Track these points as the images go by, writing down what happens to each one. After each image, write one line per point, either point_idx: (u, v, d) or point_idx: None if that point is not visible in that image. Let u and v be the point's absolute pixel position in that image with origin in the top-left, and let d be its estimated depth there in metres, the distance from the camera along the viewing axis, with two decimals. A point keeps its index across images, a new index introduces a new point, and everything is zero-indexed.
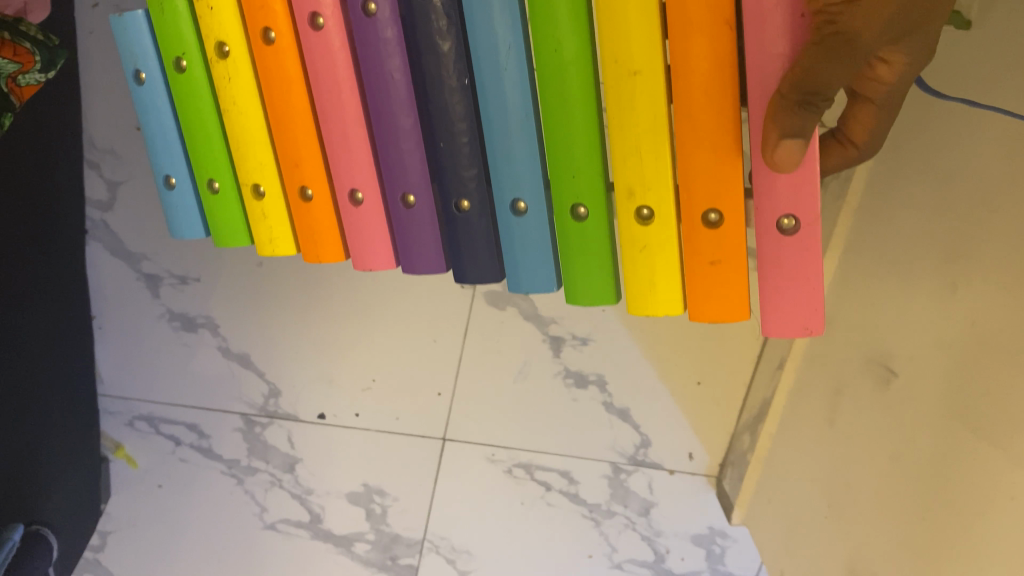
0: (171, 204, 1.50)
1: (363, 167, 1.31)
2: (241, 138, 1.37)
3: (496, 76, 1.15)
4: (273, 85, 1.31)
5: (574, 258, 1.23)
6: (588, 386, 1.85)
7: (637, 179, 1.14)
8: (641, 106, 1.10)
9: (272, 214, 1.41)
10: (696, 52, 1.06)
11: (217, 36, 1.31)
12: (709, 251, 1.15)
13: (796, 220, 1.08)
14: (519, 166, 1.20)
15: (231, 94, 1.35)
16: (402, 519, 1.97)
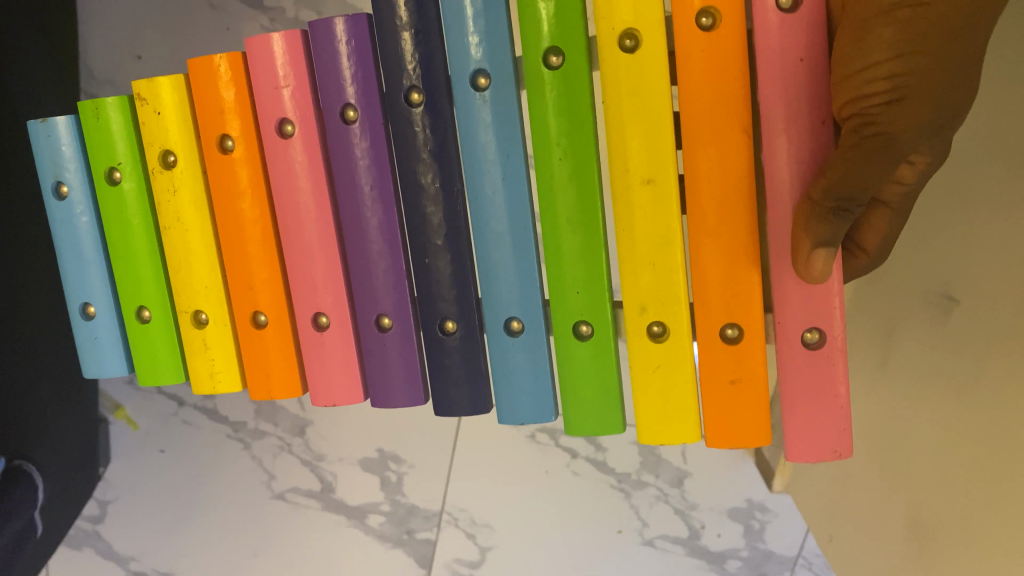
0: (91, 332, 1.74)
1: (330, 296, 1.62)
2: (185, 267, 1.65)
3: (497, 193, 1.50)
4: (225, 206, 1.61)
5: (574, 386, 1.59)
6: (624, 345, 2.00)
7: (663, 277, 1.48)
8: (647, 226, 1.46)
9: (212, 340, 1.67)
10: (708, 169, 1.42)
11: (170, 154, 1.61)
12: (730, 370, 1.49)
13: (820, 333, 1.44)
14: (509, 288, 1.54)
15: (173, 207, 1.63)
16: (416, 489, 2.06)
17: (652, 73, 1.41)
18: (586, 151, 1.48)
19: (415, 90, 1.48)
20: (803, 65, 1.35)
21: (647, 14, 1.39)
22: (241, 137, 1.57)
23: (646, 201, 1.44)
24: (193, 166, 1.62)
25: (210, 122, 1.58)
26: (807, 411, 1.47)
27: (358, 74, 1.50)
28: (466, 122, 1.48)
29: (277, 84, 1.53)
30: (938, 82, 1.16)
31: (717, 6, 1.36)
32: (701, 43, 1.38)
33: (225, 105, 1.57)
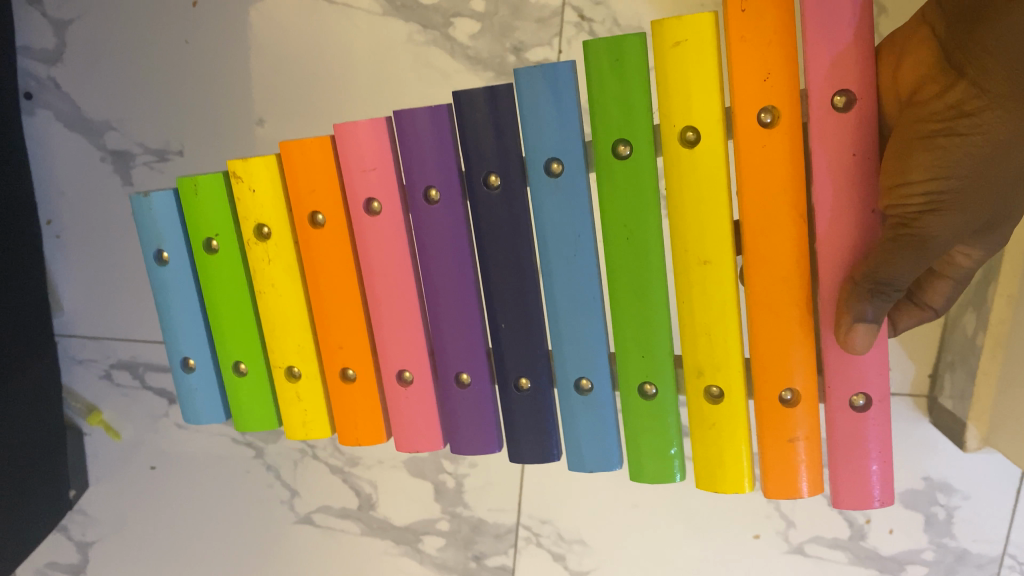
0: (189, 389, 1.28)
1: (417, 348, 1.16)
2: (273, 324, 1.21)
3: (562, 303, 1.07)
4: (320, 275, 1.17)
5: (641, 438, 1.10)
6: None
7: (710, 352, 1.03)
8: (708, 292, 1.02)
9: (303, 390, 1.23)
10: (778, 254, 0.98)
11: (261, 224, 1.18)
12: (787, 429, 1.03)
13: (868, 398, 1.00)
14: (581, 344, 1.08)
15: (265, 272, 1.19)
16: (484, 498, 1.49)
17: (698, 158, 0.98)
18: (646, 242, 1.03)
19: (490, 172, 1.06)
20: (860, 161, 0.94)
21: (699, 104, 0.97)
22: (330, 212, 1.14)
23: (700, 286, 1.02)
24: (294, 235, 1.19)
25: (301, 200, 1.15)
26: (850, 467, 1.02)
27: (432, 161, 1.08)
28: (541, 227, 1.06)
29: (369, 165, 1.11)
30: (979, 198, 0.93)
31: (772, 96, 0.95)
32: (761, 136, 0.96)
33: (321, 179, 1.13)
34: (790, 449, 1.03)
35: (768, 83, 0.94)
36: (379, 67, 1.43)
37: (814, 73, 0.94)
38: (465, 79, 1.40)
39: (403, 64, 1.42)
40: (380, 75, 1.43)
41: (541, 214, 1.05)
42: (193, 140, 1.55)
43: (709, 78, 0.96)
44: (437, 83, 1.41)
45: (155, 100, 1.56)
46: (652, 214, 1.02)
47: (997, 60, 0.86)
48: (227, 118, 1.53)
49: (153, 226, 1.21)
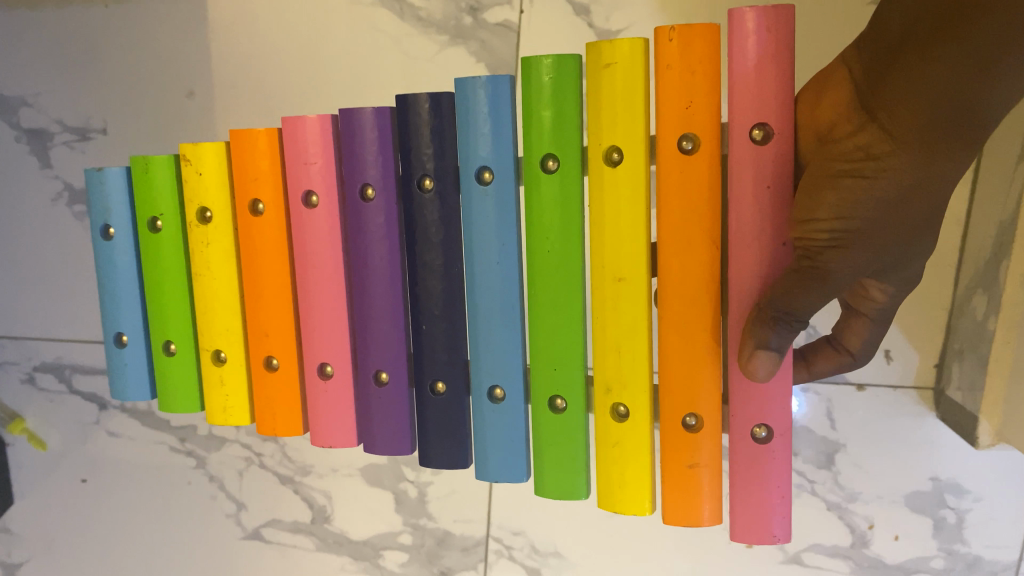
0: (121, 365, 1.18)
1: (338, 341, 1.07)
2: (207, 303, 1.12)
3: (489, 321, 0.99)
4: (253, 259, 1.08)
5: (547, 456, 1.01)
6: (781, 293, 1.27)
7: (622, 374, 0.98)
8: (621, 311, 0.97)
9: (227, 377, 1.13)
10: (693, 277, 0.94)
11: (199, 208, 1.09)
12: (685, 456, 0.98)
13: (768, 430, 0.95)
14: (497, 350, 1.00)
15: (197, 254, 1.10)
16: (449, 508, 1.35)
17: (619, 180, 0.94)
18: (567, 264, 0.97)
19: (422, 175, 0.98)
20: (773, 192, 0.90)
21: (623, 124, 0.93)
22: (266, 201, 1.06)
23: (614, 306, 0.97)
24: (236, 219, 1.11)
25: (241, 186, 1.07)
26: (756, 489, 0.96)
27: (371, 162, 1.00)
28: (473, 241, 0.98)
29: (309, 160, 1.03)
30: (886, 243, 0.86)
31: (696, 122, 0.92)
32: (676, 160, 0.93)
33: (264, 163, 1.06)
34: (693, 471, 0.98)
35: (694, 108, 0.91)
36: (323, 34, 1.28)
37: (735, 98, 0.91)
38: (417, 45, 1.24)
39: (348, 30, 1.27)
40: (323, 44, 1.28)
41: (476, 228, 0.97)
42: (116, 117, 1.40)
43: (636, 101, 0.92)
44: (387, 50, 1.25)
45: (75, 73, 1.41)
46: (575, 234, 0.96)
47: (912, 111, 0.78)
48: (153, 92, 1.38)
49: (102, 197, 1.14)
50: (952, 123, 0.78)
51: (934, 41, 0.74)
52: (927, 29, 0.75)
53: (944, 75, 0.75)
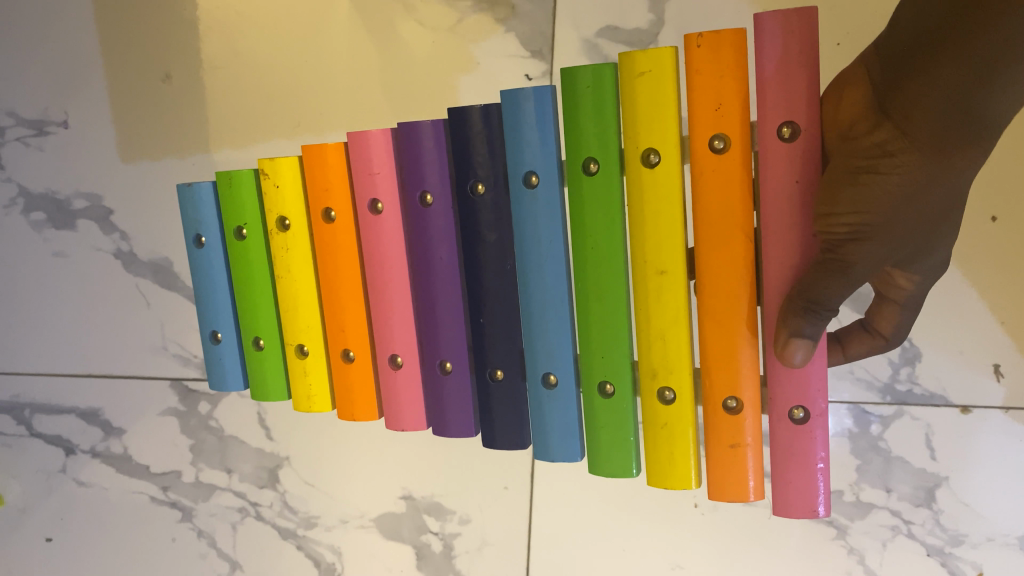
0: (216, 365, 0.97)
1: (406, 326, 0.86)
2: (289, 295, 0.91)
3: (545, 322, 0.79)
4: (331, 249, 0.87)
5: (602, 430, 0.80)
6: None
7: (665, 355, 0.76)
8: (662, 298, 0.75)
9: (315, 375, 0.92)
10: (731, 300, 0.72)
11: (286, 218, 0.88)
12: (726, 437, 0.75)
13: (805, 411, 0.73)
14: (546, 329, 0.80)
15: (286, 263, 0.89)
16: (482, 564, 1.10)
17: (648, 188, 0.73)
18: (613, 273, 0.76)
19: (472, 180, 0.79)
20: (803, 190, 0.69)
21: (655, 122, 0.72)
22: (343, 208, 0.86)
23: (648, 300, 0.75)
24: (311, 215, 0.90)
25: (316, 195, 0.86)
26: (804, 476, 0.73)
27: (422, 166, 0.81)
28: (526, 244, 0.78)
29: (372, 168, 0.83)
30: (900, 243, 0.67)
31: (731, 121, 0.70)
32: (703, 168, 0.71)
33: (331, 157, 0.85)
34: (737, 454, 0.75)
35: (724, 116, 0.70)
36: (306, 23, 1.04)
37: (767, 95, 0.69)
38: (434, 16, 1.00)
39: (336, 17, 1.03)
40: (315, 30, 1.04)
41: (533, 236, 0.78)
42: (80, 105, 1.15)
43: (665, 99, 0.71)
44: (382, 37, 1.02)
45: (27, 55, 1.16)
46: (617, 241, 0.76)
47: (915, 110, 0.58)
48: (118, 71, 1.12)
49: (191, 201, 0.92)
50: (959, 130, 0.58)
51: (959, 31, 0.54)
52: (951, 12, 0.54)
53: (956, 71, 0.55)
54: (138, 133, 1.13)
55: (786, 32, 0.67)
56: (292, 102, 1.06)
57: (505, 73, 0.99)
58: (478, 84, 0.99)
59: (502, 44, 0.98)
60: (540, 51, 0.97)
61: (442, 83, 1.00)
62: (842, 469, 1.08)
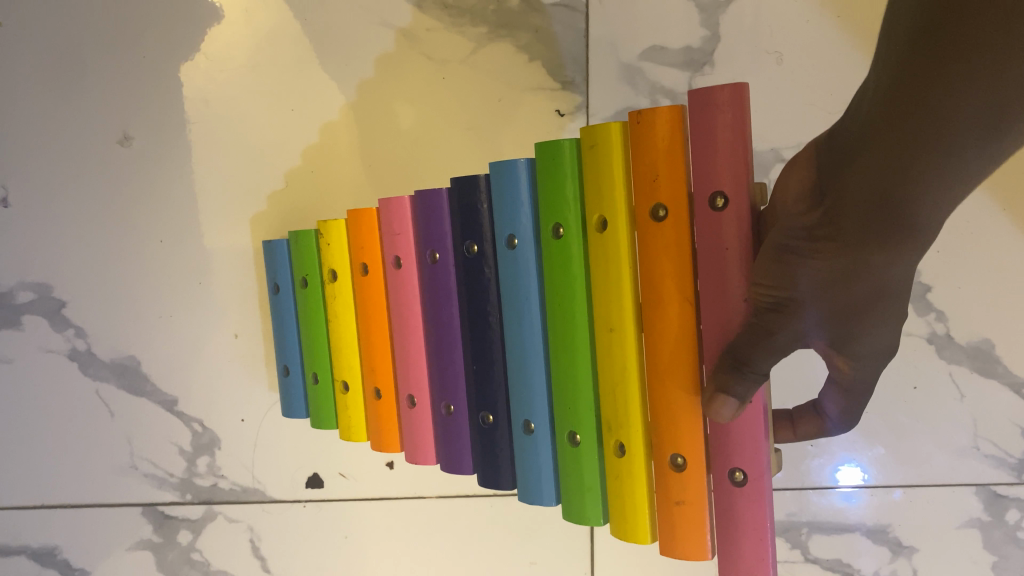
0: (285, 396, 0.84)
1: (416, 364, 0.70)
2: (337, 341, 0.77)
3: (518, 374, 0.61)
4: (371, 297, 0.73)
5: (565, 487, 0.61)
6: (997, 370, 0.84)
7: (616, 414, 0.57)
8: (615, 351, 0.56)
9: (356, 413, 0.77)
10: (672, 382, 0.54)
11: (335, 269, 0.76)
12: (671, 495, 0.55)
13: (744, 475, 0.53)
14: (516, 378, 0.62)
15: (333, 309, 0.76)
16: None
17: (603, 257, 0.56)
18: (571, 340, 0.58)
19: (470, 240, 0.63)
20: (737, 263, 0.51)
21: (603, 179, 0.55)
22: (375, 261, 0.72)
23: (607, 355, 0.57)
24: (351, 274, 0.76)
25: (355, 247, 0.74)
26: (749, 545, 0.53)
27: (427, 225, 0.66)
28: (511, 296, 0.60)
29: (394, 228, 0.69)
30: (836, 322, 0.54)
31: (674, 186, 0.52)
32: (646, 243, 0.54)
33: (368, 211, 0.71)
34: (677, 520, 0.55)
35: (663, 184, 0.53)
36: (284, 99, 0.87)
37: (715, 153, 0.51)
38: (442, 46, 0.83)
39: (322, 90, 0.86)
40: (298, 86, 0.87)
41: (510, 291, 0.60)
42: (33, 173, 0.89)
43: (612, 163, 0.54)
44: (367, 113, 0.86)
45: None
46: (574, 305, 0.58)
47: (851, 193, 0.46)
48: (65, 131, 0.89)
49: (269, 244, 0.82)
50: (877, 225, 0.46)
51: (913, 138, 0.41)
52: (896, 100, 0.42)
53: (886, 159, 0.43)
54: (91, 206, 0.89)
55: (733, 100, 0.50)
56: (270, 185, 0.88)
57: (532, 110, 0.82)
58: (493, 129, 0.83)
59: (525, 76, 0.82)
60: (573, 80, 0.81)
61: (448, 152, 0.84)
62: (977, 569, 0.86)
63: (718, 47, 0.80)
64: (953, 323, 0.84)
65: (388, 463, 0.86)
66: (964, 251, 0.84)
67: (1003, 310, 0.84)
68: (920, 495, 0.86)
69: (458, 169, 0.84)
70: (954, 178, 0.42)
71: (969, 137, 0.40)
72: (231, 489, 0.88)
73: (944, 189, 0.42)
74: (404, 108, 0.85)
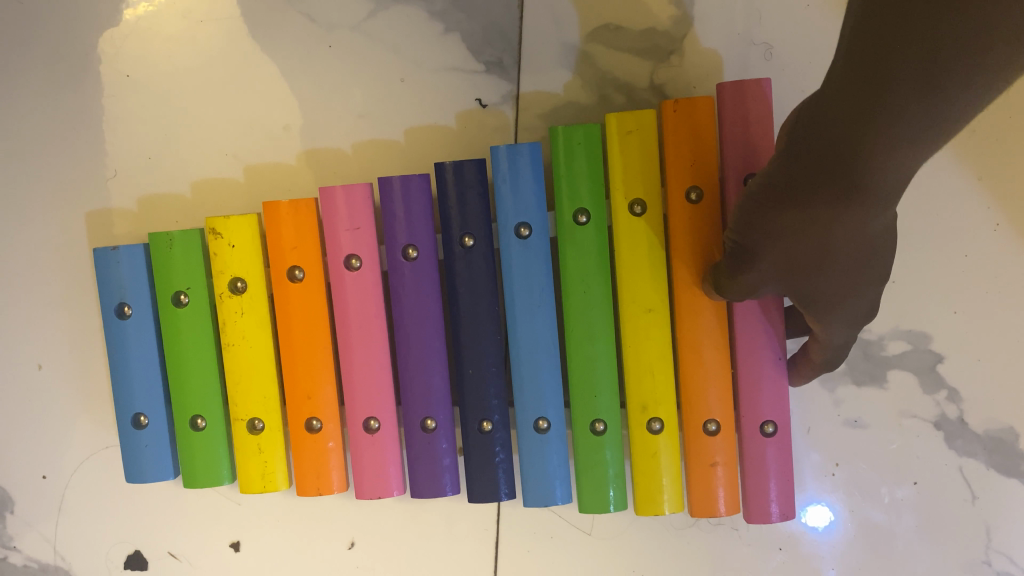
0: (132, 448, 0.62)
1: (379, 376, 0.59)
2: (243, 368, 0.60)
3: (536, 370, 0.58)
4: (300, 309, 0.59)
5: (586, 478, 0.59)
6: (1017, 466, 0.66)
7: (651, 389, 0.57)
8: (647, 330, 0.57)
9: (273, 454, 0.61)
10: (705, 350, 0.57)
11: (240, 278, 0.60)
12: (706, 456, 0.58)
13: (775, 425, 0.57)
14: (530, 372, 0.58)
15: (240, 328, 0.60)
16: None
17: (636, 241, 0.57)
18: (594, 326, 0.57)
19: (458, 231, 0.57)
20: None
21: (637, 165, 0.56)
22: (313, 265, 0.59)
23: (637, 336, 0.57)
24: (264, 288, 0.60)
25: (276, 251, 0.59)
26: (779, 486, 0.58)
27: (396, 216, 0.58)
28: (515, 291, 0.58)
29: (343, 224, 0.58)
30: (823, 295, 0.47)
31: (708, 169, 0.56)
32: (681, 225, 0.56)
33: (299, 210, 0.58)
34: (710, 479, 0.58)
35: (700, 168, 0.56)
36: (118, 60, 0.66)
37: (743, 139, 0.55)
38: (333, 7, 0.64)
39: (172, 51, 0.66)
40: (141, 44, 0.66)
41: (523, 286, 0.57)
42: None
43: (641, 156, 0.56)
44: (232, 84, 0.66)
45: None
46: (598, 290, 0.57)
47: (807, 147, 0.40)
48: None
49: (111, 251, 0.60)
50: (827, 184, 0.39)
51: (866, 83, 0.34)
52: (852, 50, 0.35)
53: (842, 111, 0.37)
54: None
55: (738, 105, 0.55)
56: (96, 171, 0.67)
57: (445, 97, 0.64)
58: (393, 118, 0.64)
59: (438, 52, 0.63)
60: (499, 60, 0.63)
61: (331, 142, 0.65)
62: None
63: (689, 30, 0.62)
64: (967, 405, 0.66)
65: (233, 544, 0.67)
66: (985, 315, 0.65)
67: None
68: None
69: (343, 163, 0.65)
70: (915, 121, 0.34)
71: (905, 89, 0.33)
72: (25, 566, 0.68)
73: (902, 148, 0.35)
74: (279, 83, 0.65)
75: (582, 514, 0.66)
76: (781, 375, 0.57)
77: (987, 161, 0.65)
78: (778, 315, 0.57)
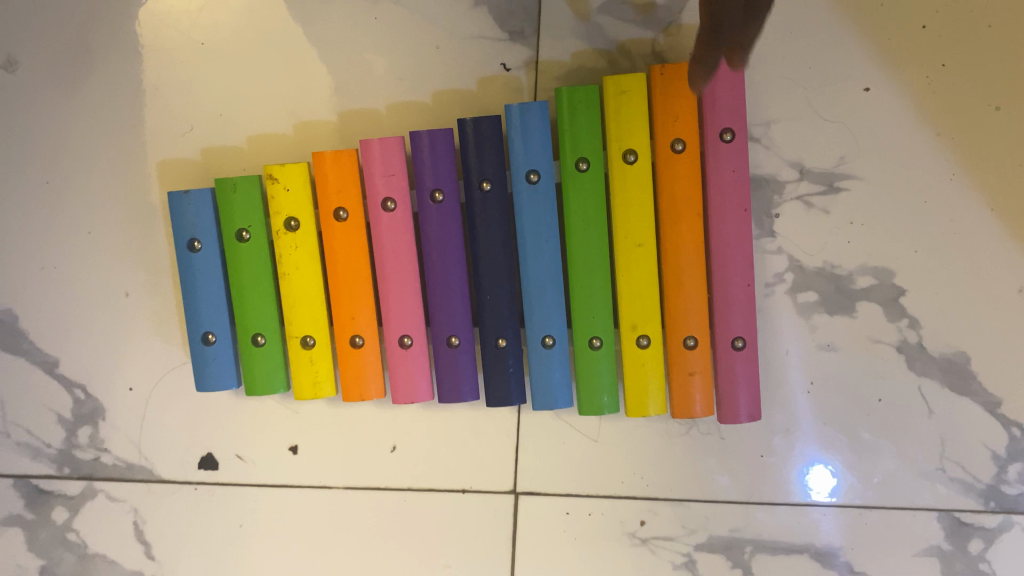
0: (201, 362, 0.72)
1: (410, 299, 0.70)
2: (295, 293, 0.70)
3: (544, 294, 0.68)
4: (345, 244, 0.69)
5: (586, 386, 0.69)
6: (968, 384, 0.76)
7: (641, 311, 0.68)
8: (637, 260, 0.67)
9: (322, 367, 0.71)
10: (686, 278, 0.67)
11: (293, 217, 0.69)
12: (687, 367, 0.68)
13: (744, 340, 0.68)
14: (538, 298, 0.68)
15: (294, 260, 0.69)
16: None
17: (630, 185, 0.67)
18: (593, 257, 0.68)
19: (478, 177, 0.67)
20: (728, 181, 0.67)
21: (631, 120, 0.66)
22: (355, 207, 0.68)
23: (630, 265, 0.67)
24: (314, 226, 0.70)
25: (324, 193, 0.69)
26: (747, 392, 0.69)
27: (424, 164, 0.68)
28: (526, 227, 0.68)
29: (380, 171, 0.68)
30: None
31: (689, 125, 0.66)
32: (667, 172, 0.66)
33: (344, 159, 0.68)
34: (689, 386, 0.69)
35: (683, 124, 0.66)
36: (190, 29, 0.76)
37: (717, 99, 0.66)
38: None
39: (237, 22, 0.76)
40: (210, 15, 0.76)
41: (533, 223, 0.68)
42: None
43: (634, 113, 0.66)
44: (288, 50, 0.76)
45: None
46: (596, 227, 0.67)
47: None
48: None
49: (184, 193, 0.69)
50: None
51: None
52: None
53: None
54: None
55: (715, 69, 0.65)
56: (170, 126, 0.77)
57: (474, 62, 0.73)
58: (428, 79, 0.74)
59: (468, 23, 0.73)
60: (521, 30, 0.73)
61: (373, 100, 0.75)
62: None
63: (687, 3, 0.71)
64: (926, 331, 0.76)
65: (290, 448, 0.78)
66: (942, 252, 0.75)
67: (979, 320, 0.76)
68: (877, 516, 0.77)
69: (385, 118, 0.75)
70: None
71: None
72: (114, 465, 0.79)
73: None
74: (330, 49, 0.75)
75: (590, 423, 0.76)
76: (749, 299, 0.68)
77: (947, 118, 0.74)
78: (748, 247, 0.68)
